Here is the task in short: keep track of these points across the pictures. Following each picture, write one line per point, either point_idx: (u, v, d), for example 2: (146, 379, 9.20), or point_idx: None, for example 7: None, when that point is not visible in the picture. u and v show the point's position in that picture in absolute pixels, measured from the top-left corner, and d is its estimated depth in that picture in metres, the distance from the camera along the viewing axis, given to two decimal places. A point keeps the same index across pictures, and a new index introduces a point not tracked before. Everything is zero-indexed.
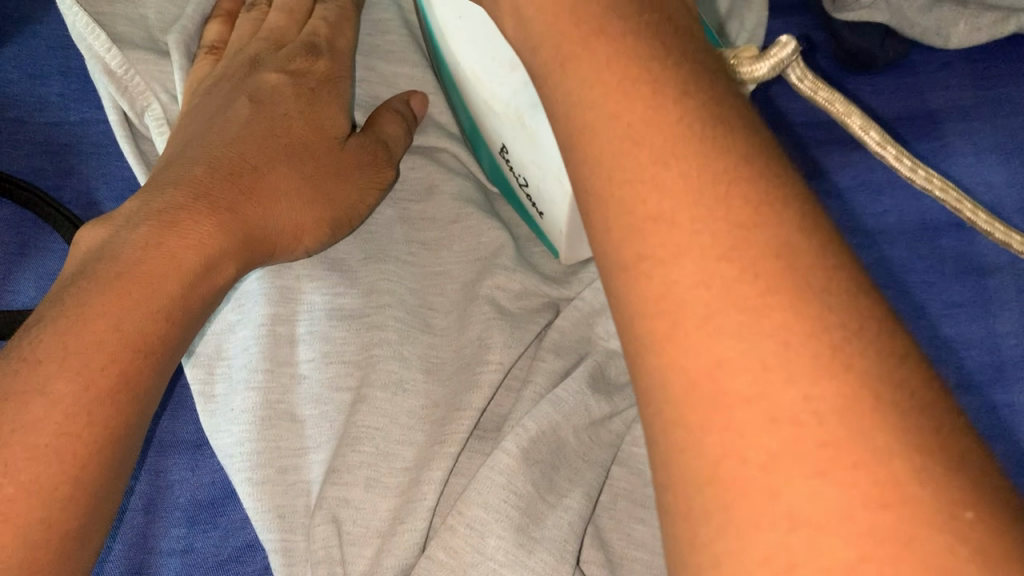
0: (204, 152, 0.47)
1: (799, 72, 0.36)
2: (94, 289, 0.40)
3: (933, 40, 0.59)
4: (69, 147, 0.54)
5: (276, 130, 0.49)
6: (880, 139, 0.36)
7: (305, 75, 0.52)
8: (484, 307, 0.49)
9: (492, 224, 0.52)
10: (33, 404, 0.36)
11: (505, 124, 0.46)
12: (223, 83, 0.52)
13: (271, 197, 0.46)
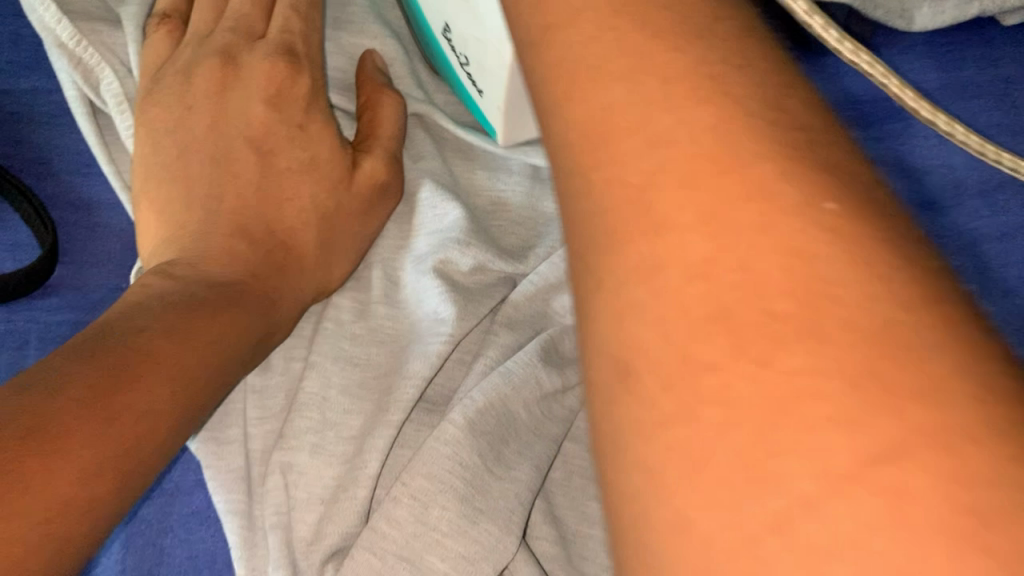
0: (219, 223, 0.45)
1: None
2: (154, 335, 0.38)
3: (897, 22, 0.58)
4: (19, 115, 0.53)
5: (285, 196, 0.47)
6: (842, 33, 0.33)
7: (291, 107, 0.49)
8: (436, 280, 0.48)
9: (450, 198, 0.51)
10: (115, 421, 0.35)
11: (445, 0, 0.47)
12: (203, 110, 0.48)
13: (300, 266, 0.46)
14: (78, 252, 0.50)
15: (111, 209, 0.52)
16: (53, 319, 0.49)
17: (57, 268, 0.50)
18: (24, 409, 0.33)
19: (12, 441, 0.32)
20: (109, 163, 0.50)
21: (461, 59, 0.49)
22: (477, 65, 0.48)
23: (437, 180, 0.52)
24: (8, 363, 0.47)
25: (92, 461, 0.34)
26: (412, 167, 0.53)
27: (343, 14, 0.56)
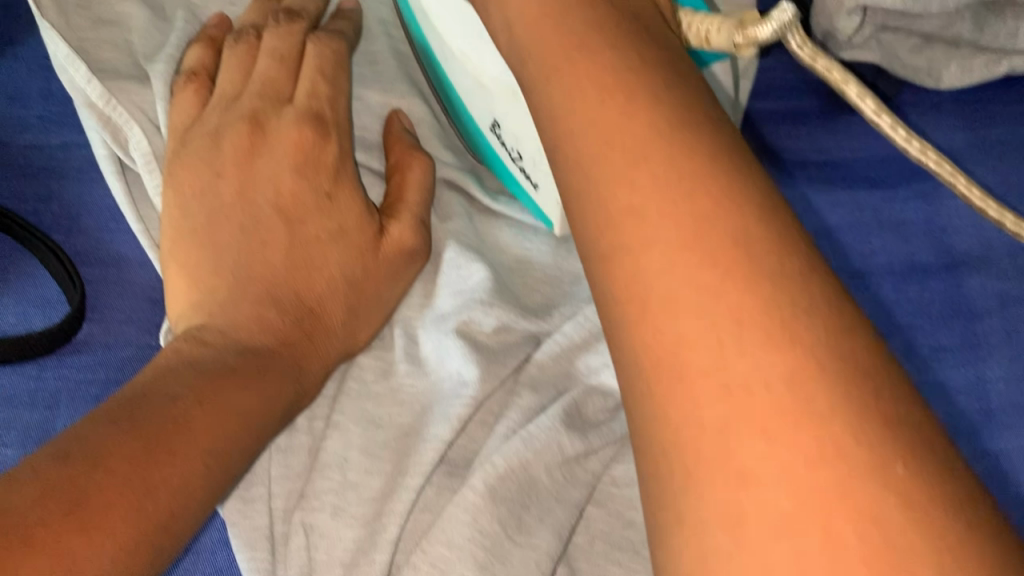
0: (248, 291, 0.46)
1: (797, 38, 0.37)
2: (189, 404, 0.40)
3: (925, 79, 0.59)
4: (50, 170, 0.53)
5: (311, 265, 0.48)
6: (876, 108, 0.38)
7: (319, 175, 0.49)
8: (458, 342, 0.48)
9: (474, 258, 0.51)
10: (152, 495, 0.37)
11: (492, 98, 0.47)
12: (230, 176, 0.49)
13: (330, 334, 0.47)
14: (109, 308, 0.51)
15: (141, 265, 0.52)
16: (80, 377, 0.49)
17: (86, 326, 0.50)
18: (67, 483, 0.35)
19: (54, 518, 0.34)
20: (138, 221, 0.51)
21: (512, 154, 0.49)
22: (529, 159, 0.48)
23: (463, 243, 0.52)
24: (36, 422, 0.48)
25: (127, 538, 0.36)
26: (439, 226, 0.53)
27: (370, 72, 0.57)
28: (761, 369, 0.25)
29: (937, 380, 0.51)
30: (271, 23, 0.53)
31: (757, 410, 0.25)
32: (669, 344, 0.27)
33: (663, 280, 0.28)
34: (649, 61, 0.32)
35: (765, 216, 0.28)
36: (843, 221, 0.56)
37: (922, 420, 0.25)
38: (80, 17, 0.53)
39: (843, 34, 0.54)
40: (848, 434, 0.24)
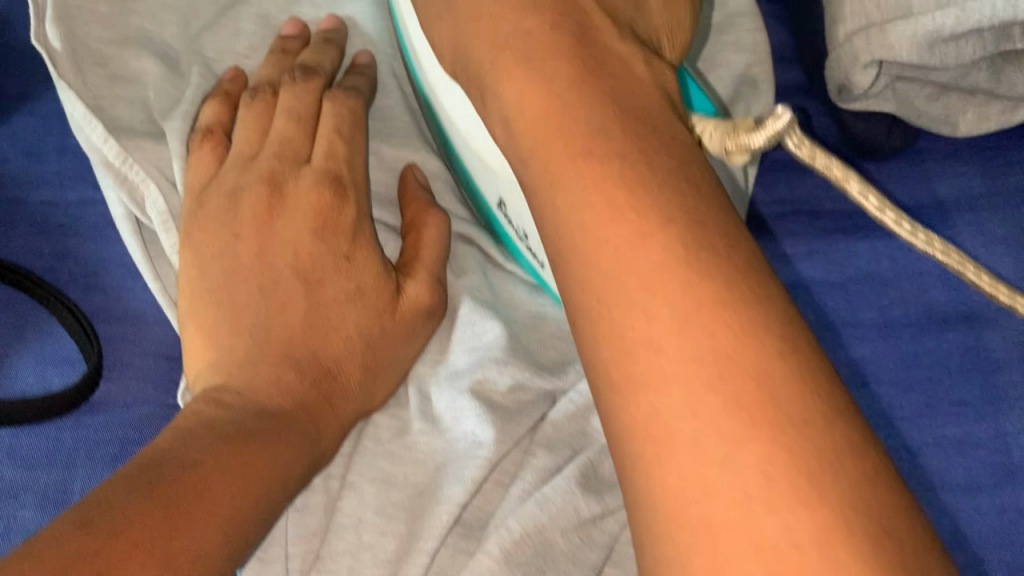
0: (266, 351, 0.47)
1: (795, 140, 0.36)
2: (206, 469, 0.40)
3: (941, 127, 0.58)
4: (67, 227, 0.53)
5: (330, 327, 0.48)
6: (880, 203, 0.37)
7: (337, 237, 0.49)
8: (472, 402, 0.48)
9: (488, 315, 0.51)
10: (170, 563, 0.37)
11: (496, 180, 0.47)
12: (248, 238, 0.49)
13: (346, 393, 0.47)
14: (125, 367, 0.51)
15: (158, 323, 0.52)
16: (99, 437, 0.49)
17: (102, 385, 0.50)
18: (84, 551, 0.35)
19: None
20: (155, 280, 0.51)
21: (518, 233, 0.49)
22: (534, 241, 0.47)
23: (479, 300, 0.52)
24: (54, 483, 0.48)
25: None
26: (454, 282, 0.53)
27: (384, 129, 0.57)
28: (778, 475, 0.26)
29: (955, 435, 0.52)
30: (287, 79, 0.54)
31: (763, 514, 0.25)
32: (682, 439, 0.27)
33: (681, 376, 0.27)
34: (656, 143, 0.32)
35: (772, 303, 0.29)
36: (854, 273, 0.56)
37: (916, 530, 0.25)
38: (96, 74, 0.53)
39: (858, 88, 0.54)
40: (853, 539, 0.24)
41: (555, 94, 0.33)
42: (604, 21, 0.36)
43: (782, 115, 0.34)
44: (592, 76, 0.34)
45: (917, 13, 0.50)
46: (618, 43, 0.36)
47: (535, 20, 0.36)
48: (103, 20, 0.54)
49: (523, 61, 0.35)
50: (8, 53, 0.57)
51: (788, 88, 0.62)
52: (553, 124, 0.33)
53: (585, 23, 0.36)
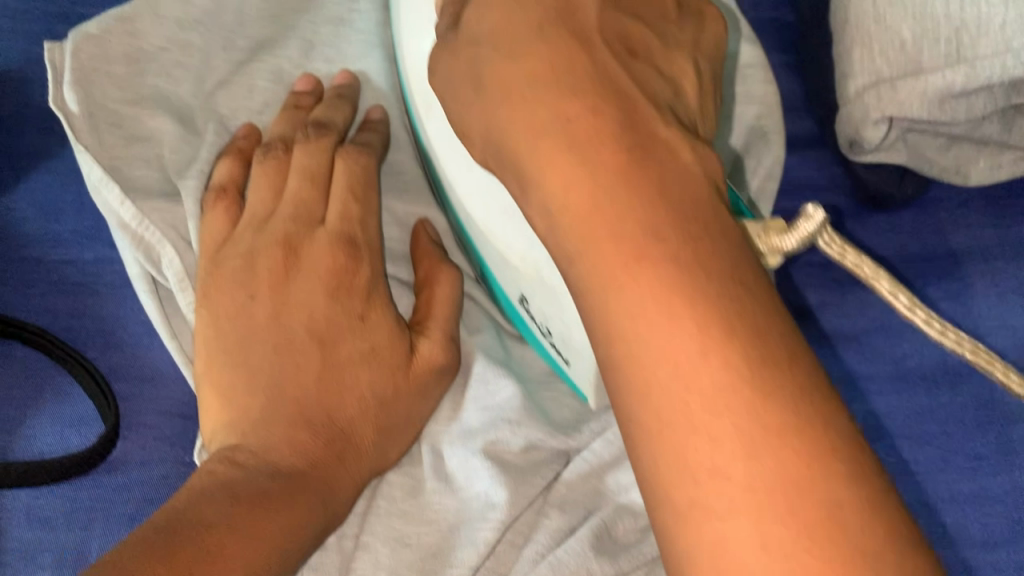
0: (280, 412, 0.47)
1: (827, 238, 0.36)
2: (220, 531, 0.41)
3: (953, 177, 0.58)
4: (83, 285, 0.54)
5: (343, 386, 0.48)
6: (911, 303, 0.37)
7: (351, 297, 0.50)
8: (487, 463, 0.48)
9: (502, 373, 0.51)
10: None
11: (519, 278, 0.47)
12: (263, 298, 0.49)
13: (360, 454, 0.47)
14: (142, 426, 0.51)
15: (176, 381, 0.53)
16: (117, 496, 0.50)
17: (119, 444, 0.51)
18: None
19: None
20: (172, 338, 0.52)
21: (543, 329, 0.49)
22: (561, 338, 0.47)
23: (493, 359, 0.52)
24: (72, 544, 0.48)
25: None
26: (467, 338, 0.53)
27: (398, 184, 0.59)
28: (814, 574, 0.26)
29: (971, 490, 0.53)
30: (300, 136, 0.54)
31: None
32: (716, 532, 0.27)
33: (708, 469, 0.27)
34: (696, 229, 0.31)
35: (809, 390, 0.28)
36: (868, 324, 0.56)
37: None
38: (113, 134, 0.54)
39: (869, 143, 0.54)
40: None
41: (596, 180, 0.32)
42: (646, 102, 0.35)
43: (815, 215, 0.35)
44: (637, 163, 0.32)
45: (927, 71, 0.50)
46: (661, 124, 0.34)
47: (575, 100, 0.34)
48: (117, 81, 0.55)
49: (563, 142, 0.33)
50: (25, 112, 0.58)
51: (797, 137, 0.62)
52: (600, 216, 0.31)
53: (624, 102, 0.35)
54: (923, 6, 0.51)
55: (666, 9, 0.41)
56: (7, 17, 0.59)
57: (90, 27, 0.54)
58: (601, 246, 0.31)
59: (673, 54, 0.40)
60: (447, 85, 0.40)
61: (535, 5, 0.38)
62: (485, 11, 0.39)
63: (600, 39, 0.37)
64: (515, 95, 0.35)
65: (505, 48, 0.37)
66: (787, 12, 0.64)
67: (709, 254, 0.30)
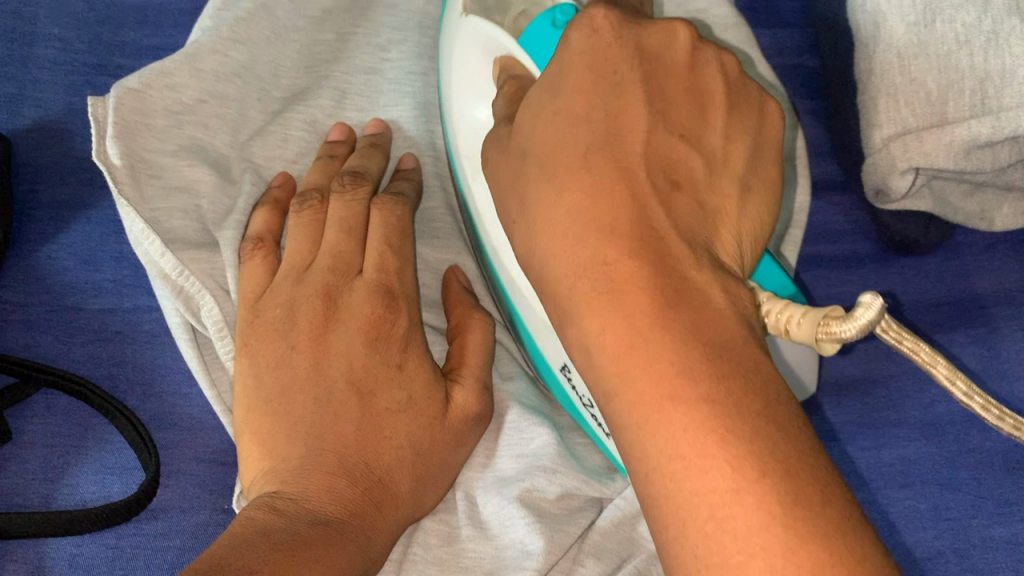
0: (320, 463, 0.47)
1: (887, 322, 0.36)
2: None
3: (977, 223, 0.58)
4: (123, 334, 0.56)
5: (381, 435, 0.49)
6: (967, 389, 0.37)
7: (391, 347, 0.51)
8: (523, 511, 0.50)
9: (536, 421, 0.53)
10: None
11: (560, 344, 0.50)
12: (304, 349, 0.50)
13: (397, 503, 0.48)
14: (181, 473, 0.53)
15: (214, 429, 0.54)
16: (156, 544, 0.51)
17: (160, 491, 0.52)
18: None
19: None
20: (211, 387, 0.53)
21: (585, 400, 0.50)
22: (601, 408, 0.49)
23: (527, 406, 0.54)
24: None
25: None
26: (500, 386, 0.55)
27: (428, 228, 0.60)
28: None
29: (1002, 536, 0.54)
30: (337, 186, 0.55)
31: None
32: None
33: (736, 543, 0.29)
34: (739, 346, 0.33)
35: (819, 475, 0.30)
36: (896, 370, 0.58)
37: None
38: (152, 186, 0.54)
39: (895, 193, 0.55)
40: None
41: (630, 326, 0.33)
42: (680, 244, 0.36)
43: (875, 303, 0.34)
44: (671, 305, 0.33)
45: (953, 121, 0.52)
46: (694, 268, 0.35)
47: (610, 241, 0.36)
48: (158, 132, 0.55)
49: (600, 287, 0.35)
50: (64, 162, 0.60)
51: (821, 180, 0.63)
52: (633, 359, 0.33)
53: (659, 245, 0.36)
54: (947, 57, 0.52)
55: (717, 113, 0.40)
56: (47, 69, 0.62)
57: (132, 82, 0.55)
58: (635, 380, 0.32)
59: (717, 180, 0.39)
60: (496, 189, 0.42)
61: (586, 124, 0.39)
62: (538, 123, 0.40)
63: (644, 173, 0.38)
64: (556, 228, 0.37)
65: (551, 171, 0.38)
66: (809, 58, 0.66)
67: (740, 388, 0.31)
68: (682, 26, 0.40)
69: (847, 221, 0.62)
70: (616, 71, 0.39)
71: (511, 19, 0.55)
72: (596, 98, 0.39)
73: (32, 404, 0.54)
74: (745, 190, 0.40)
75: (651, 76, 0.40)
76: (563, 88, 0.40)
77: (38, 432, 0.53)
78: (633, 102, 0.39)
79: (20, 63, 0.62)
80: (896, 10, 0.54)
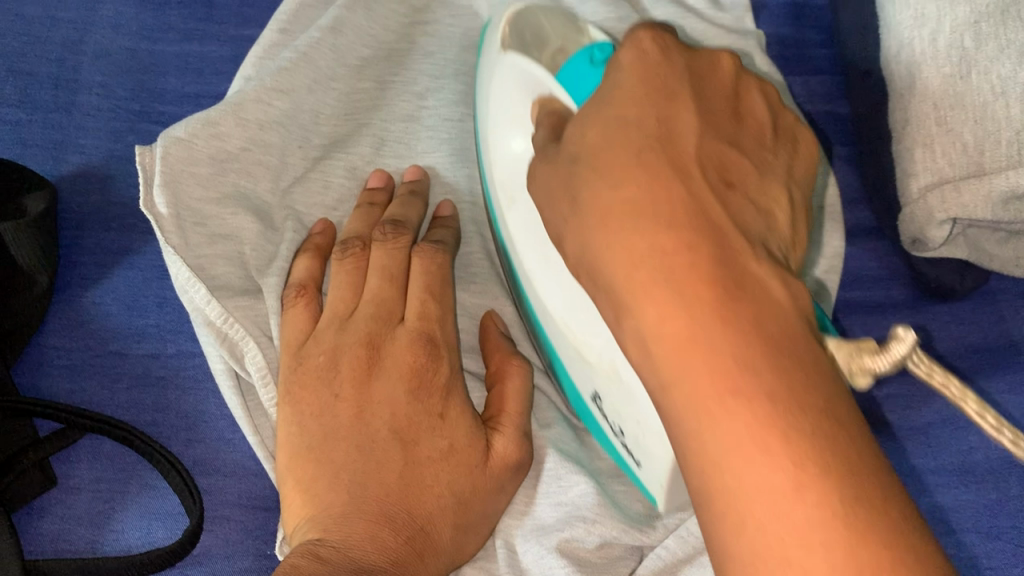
0: (364, 514, 0.47)
1: (917, 358, 0.35)
2: None
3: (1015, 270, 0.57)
4: (166, 379, 0.56)
5: (422, 488, 0.48)
6: (997, 423, 0.35)
7: (433, 397, 0.51)
8: (564, 562, 0.50)
9: (574, 469, 0.53)
10: None
11: (595, 377, 0.49)
12: (347, 398, 0.51)
13: (437, 555, 0.48)
14: (223, 519, 0.53)
15: (256, 475, 0.55)
16: None
17: (203, 537, 0.53)
18: None
19: None
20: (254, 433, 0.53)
21: (617, 429, 0.50)
22: (634, 439, 0.48)
23: (566, 453, 0.54)
24: None
25: None
26: (540, 432, 0.55)
27: (467, 272, 0.60)
28: None
29: None
30: (378, 236, 0.56)
31: None
32: None
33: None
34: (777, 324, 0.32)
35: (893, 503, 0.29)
36: (933, 416, 0.58)
37: None
38: (197, 234, 0.55)
39: (932, 242, 0.56)
40: None
41: (693, 321, 0.32)
42: (741, 238, 0.35)
43: (907, 337, 0.34)
44: (731, 299, 0.32)
45: (990, 172, 0.52)
46: (754, 260, 0.34)
47: (670, 232, 0.35)
48: (202, 180, 0.55)
49: (657, 278, 0.34)
50: (109, 209, 0.61)
51: (854, 226, 0.63)
52: (693, 352, 0.31)
53: (719, 237, 0.35)
54: (983, 108, 0.52)
55: (762, 133, 0.41)
56: (91, 116, 0.63)
57: (178, 131, 0.55)
58: (692, 376, 0.31)
59: (768, 186, 0.39)
60: (545, 197, 0.41)
61: (638, 128, 0.38)
62: (591, 128, 0.40)
63: (697, 167, 0.37)
64: (610, 221, 0.36)
65: (603, 171, 0.37)
66: (841, 105, 0.66)
67: (799, 381, 0.30)
68: (725, 55, 0.42)
69: (880, 267, 0.62)
70: (667, 85, 0.40)
71: (547, 57, 0.57)
72: (649, 105, 0.39)
73: (77, 450, 0.55)
74: (791, 201, 0.40)
75: (699, 91, 0.40)
76: (616, 97, 0.40)
77: (83, 477, 0.54)
78: (684, 112, 0.39)
79: (64, 110, 0.63)
80: (931, 61, 0.55)
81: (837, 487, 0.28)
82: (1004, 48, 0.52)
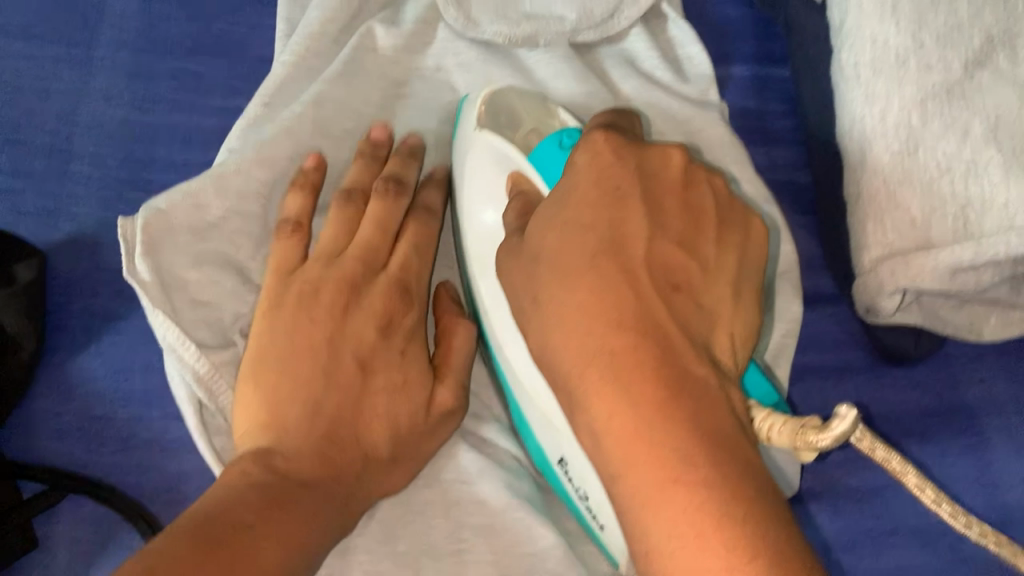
0: (319, 424, 0.51)
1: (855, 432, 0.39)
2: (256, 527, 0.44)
3: (966, 334, 0.60)
4: (148, 442, 0.58)
5: (368, 417, 0.53)
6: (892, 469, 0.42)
7: (393, 338, 0.56)
8: None
9: (546, 523, 0.55)
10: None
11: (559, 443, 0.53)
12: (319, 320, 0.55)
13: (376, 482, 0.52)
14: None
15: None
16: None
17: None
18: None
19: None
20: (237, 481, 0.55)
21: (580, 492, 0.53)
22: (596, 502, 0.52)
23: (533, 505, 0.56)
24: None
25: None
26: (510, 485, 0.56)
27: None
28: None
29: None
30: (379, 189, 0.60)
31: None
32: None
33: None
34: (707, 418, 0.37)
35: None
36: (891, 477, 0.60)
37: None
38: (184, 302, 0.57)
39: (885, 311, 0.58)
40: None
41: (637, 418, 0.37)
42: (680, 335, 0.40)
43: (848, 415, 0.38)
44: (675, 400, 0.37)
45: (937, 244, 0.54)
46: (695, 361, 0.39)
47: (619, 333, 0.39)
48: (183, 249, 0.58)
49: (608, 380, 0.38)
50: (98, 274, 0.63)
51: (815, 292, 0.66)
52: (640, 447, 0.36)
53: (660, 337, 0.39)
54: (930, 183, 0.55)
55: (710, 228, 0.44)
56: (82, 185, 0.66)
57: (160, 202, 0.58)
58: (643, 463, 0.36)
59: (713, 284, 0.43)
60: (510, 288, 0.45)
61: (592, 233, 0.42)
62: (546, 232, 0.43)
63: (645, 271, 0.41)
64: (567, 321, 0.40)
65: (561, 274, 0.42)
66: (803, 174, 0.69)
67: (715, 445, 0.36)
68: (675, 150, 0.46)
69: (840, 329, 0.65)
70: (619, 187, 0.44)
71: (522, 135, 0.60)
72: (603, 209, 0.43)
73: (60, 510, 0.57)
74: (736, 295, 0.44)
75: (649, 191, 0.44)
76: (568, 203, 0.44)
77: (65, 538, 0.56)
78: (634, 215, 0.43)
79: (58, 179, 0.66)
80: (881, 138, 0.57)
81: (751, 549, 0.34)
82: (950, 127, 0.55)
